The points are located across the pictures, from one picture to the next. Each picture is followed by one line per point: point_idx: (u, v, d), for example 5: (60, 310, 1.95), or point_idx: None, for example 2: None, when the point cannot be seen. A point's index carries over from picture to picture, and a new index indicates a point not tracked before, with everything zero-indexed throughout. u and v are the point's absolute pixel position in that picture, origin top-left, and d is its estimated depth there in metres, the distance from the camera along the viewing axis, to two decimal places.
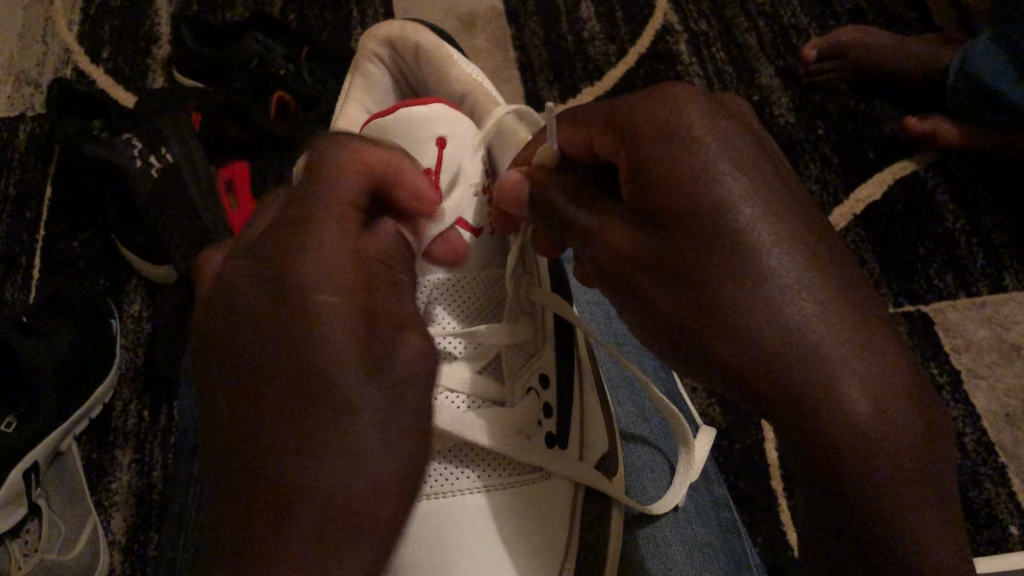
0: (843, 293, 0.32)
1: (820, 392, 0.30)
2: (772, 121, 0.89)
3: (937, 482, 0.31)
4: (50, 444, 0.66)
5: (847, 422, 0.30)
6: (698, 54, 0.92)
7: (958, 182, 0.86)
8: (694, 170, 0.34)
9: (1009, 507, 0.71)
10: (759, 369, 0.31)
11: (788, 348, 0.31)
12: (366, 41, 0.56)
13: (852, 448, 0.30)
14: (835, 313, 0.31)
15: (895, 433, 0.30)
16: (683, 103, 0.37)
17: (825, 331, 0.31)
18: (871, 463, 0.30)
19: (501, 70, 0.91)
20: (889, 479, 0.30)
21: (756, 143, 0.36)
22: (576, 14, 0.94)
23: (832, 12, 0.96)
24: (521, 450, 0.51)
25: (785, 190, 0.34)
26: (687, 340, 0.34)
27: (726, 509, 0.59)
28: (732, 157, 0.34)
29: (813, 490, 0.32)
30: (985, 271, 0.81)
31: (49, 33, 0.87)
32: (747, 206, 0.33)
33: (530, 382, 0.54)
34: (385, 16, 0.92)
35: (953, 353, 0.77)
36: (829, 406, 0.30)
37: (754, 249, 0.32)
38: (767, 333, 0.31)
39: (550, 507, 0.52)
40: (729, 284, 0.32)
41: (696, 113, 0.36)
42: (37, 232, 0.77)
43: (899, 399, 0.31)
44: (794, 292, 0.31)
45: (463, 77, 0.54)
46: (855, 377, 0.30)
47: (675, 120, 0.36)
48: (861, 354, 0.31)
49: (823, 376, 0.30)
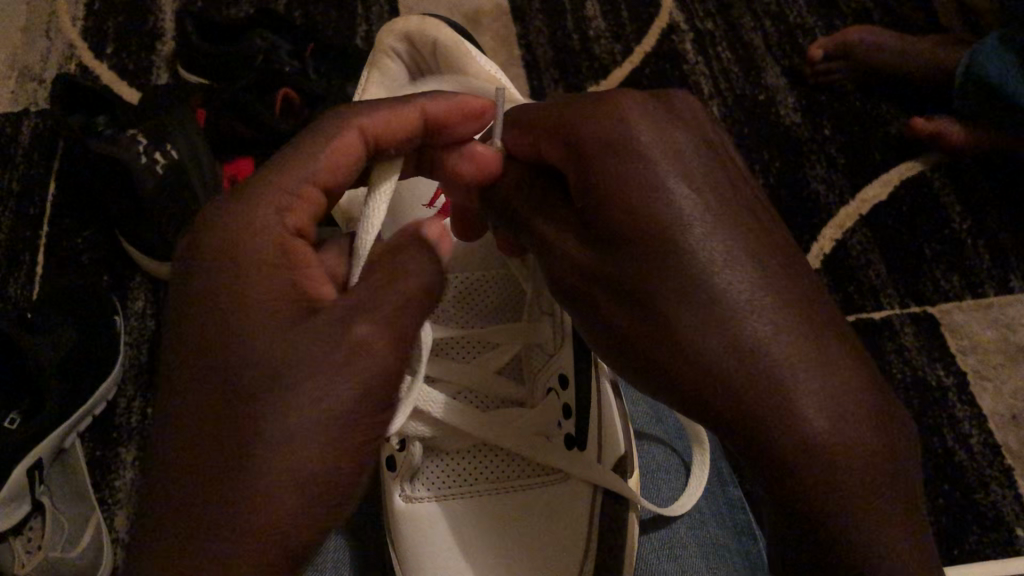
0: (785, 298, 0.33)
1: (761, 395, 0.32)
2: (778, 121, 0.89)
3: (903, 488, 0.32)
4: (55, 439, 0.65)
5: (800, 432, 0.31)
6: (704, 53, 0.92)
7: (965, 183, 0.86)
8: (631, 176, 0.36)
9: (1014, 510, 0.71)
10: (705, 375, 0.33)
11: (730, 354, 0.32)
12: (385, 35, 0.56)
13: (804, 458, 0.31)
14: (781, 319, 0.32)
15: (840, 431, 0.31)
16: (619, 106, 0.39)
17: (768, 336, 0.32)
18: (831, 477, 0.31)
19: (506, 69, 0.90)
20: (846, 494, 0.31)
21: (692, 132, 0.39)
22: (582, 12, 0.94)
23: (839, 12, 0.96)
24: (522, 445, 0.51)
25: (723, 184, 0.37)
26: (644, 352, 0.36)
27: (739, 511, 0.57)
28: (676, 165, 0.36)
29: (780, 506, 0.33)
30: (991, 273, 0.81)
31: (53, 28, 0.87)
32: (685, 210, 0.35)
33: (551, 384, 0.54)
34: (390, 14, 0.92)
35: (959, 355, 0.77)
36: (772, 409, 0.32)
37: (693, 256, 0.34)
38: (709, 341, 0.33)
39: (556, 510, 0.51)
40: (671, 296, 0.34)
41: (633, 116, 0.38)
42: (41, 229, 0.77)
43: (847, 397, 0.32)
44: (734, 297, 0.33)
45: (479, 72, 0.53)
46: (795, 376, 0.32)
47: (613, 123, 0.38)
48: (805, 357, 0.32)
49: (765, 379, 0.32)
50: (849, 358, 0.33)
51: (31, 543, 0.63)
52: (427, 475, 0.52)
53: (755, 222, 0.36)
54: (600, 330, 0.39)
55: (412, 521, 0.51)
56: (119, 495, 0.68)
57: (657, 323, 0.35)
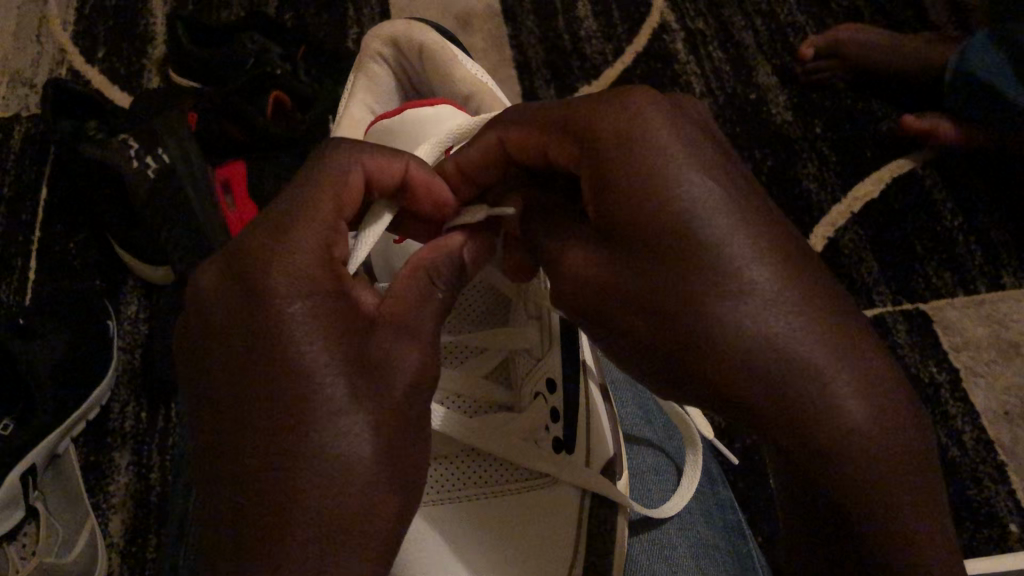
0: (816, 293, 0.31)
1: (797, 391, 0.29)
2: (769, 120, 0.89)
3: (928, 470, 0.31)
4: (49, 444, 0.65)
5: (846, 434, 0.29)
6: (696, 53, 0.92)
7: (956, 180, 0.86)
8: (646, 169, 0.33)
9: (1008, 506, 0.71)
10: (744, 385, 0.30)
11: (774, 361, 0.29)
12: (371, 40, 0.56)
13: (851, 461, 0.29)
14: (817, 316, 0.30)
15: (877, 424, 0.30)
16: (619, 91, 0.36)
17: (808, 337, 0.30)
18: (870, 474, 0.30)
19: (497, 70, 0.90)
20: (884, 482, 0.30)
21: (689, 121, 0.36)
22: (573, 13, 0.94)
23: (829, 11, 0.96)
24: (512, 454, 0.51)
25: (733, 174, 0.34)
26: (656, 349, 0.32)
27: (729, 511, 0.58)
28: (688, 153, 0.33)
29: (818, 507, 0.31)
30: (983, 269, 0.81)
31: (44, 34, 0.87)
32: (707, 203, 0.32)
33: (539, 388, 0.54)
34: (381, 16, 0.92)
35: (952, 351, 0.77)
36: (812, 405, 0.29)
37: (722, 252, 0.31)
38: (741, 335, 0.30)
39: (544, 514, 0.51)
40: (696, 289, 0.31)
41: (639, 101, 0.35)
42: (32, 234, 0.77)
43: (877, 386, 0.30)
44: (771, 296, 0.30)
45: (467, 77, 0.53)
46: (834, 369, 0.29)
47: (619, 107, 0.35)
48: (844, 356, 0.30)
49: (811, 386, 0.29)
50: (873, 350, 0.31)
51: (25, 550, 0.64)
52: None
53: (771, 215, 0.33)
54: (604, 341, 0.35)
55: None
56: (114, 500, 0.68)
57: (676, 318, 0.31)
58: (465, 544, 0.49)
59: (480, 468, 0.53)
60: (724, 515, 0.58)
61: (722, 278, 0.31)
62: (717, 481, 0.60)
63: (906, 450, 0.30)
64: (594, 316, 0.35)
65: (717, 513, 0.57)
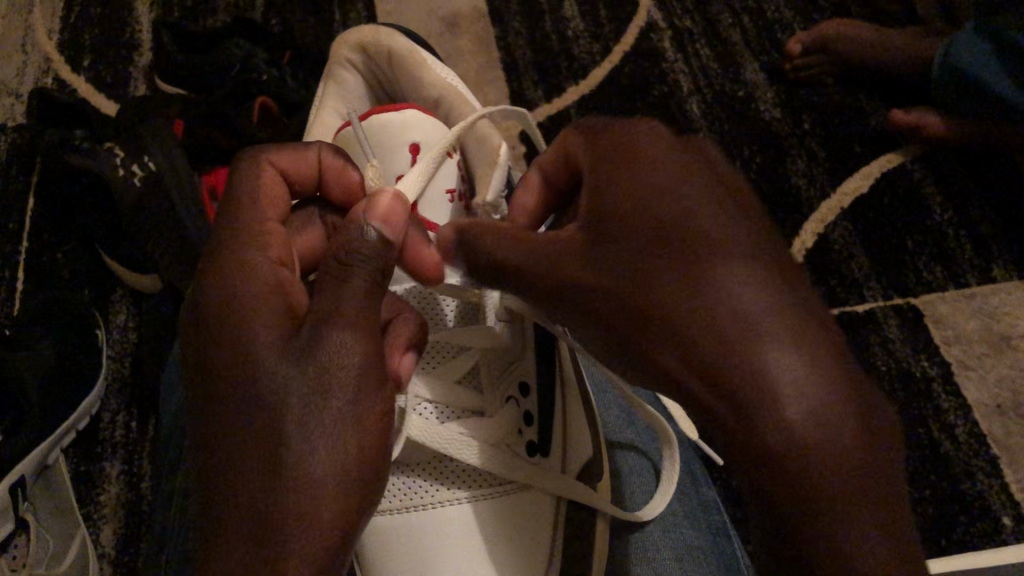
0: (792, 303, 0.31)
1: (743, 371, 0.30)
2: (758, 116, 0.89)
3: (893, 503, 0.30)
4: (39, 454, 0.65)
5: (793, 440, 0.29)
6: (683, 51, 0.92)
7: (945, 173, 0.86)
8: (645, 182, 0.35)
9: (1002, 499, 0.71)
10: (700, 374, 0.31)
11: (727, 355, 0.30)
12: (340, 47, 0.56)
13: (797, 467, 0.29)
14: (783, 322, 0.30)
15: (822, 414, 0.29)
16: (644, 125, 0.38)
17: (767, 337, 0.30)
18: (819, 486, 0.29)
19: (484, 71, 0.90)
20: (839, 503, 0.29)
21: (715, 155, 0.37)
22: (559, 13, 0.94)
23: (816, 7, 0.96)
24: (502, 461, 0.50)
25: (742, 196, 0.35)
26: (625, 336, 0.34)
27: (713, 511, 0.58)
28: (693, 172, 0.35)
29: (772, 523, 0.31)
30: (974, 263, 0.81)
31: (29, 44, 0.86)
32: (698, 213, 0.34)
33: (512, 391, 0.53)
34: (367, 20, 0.92)
35: (944, 345, 0.77)
36: (756, 385, 0.30)
37: (698, 255, 0.32)
38: (696, 318, 0.31)
39: (528, 521, 0.52)
40: (658, 278, 0.33)
41: (656, 132, 0.38)
42: (20, 245, 0.77)
43: (834, 376, 0.30)
44: (736, 297, 0.31)
45: (436, 80, 0.53)
46: (781, 350, 0.30)
47: (636, 137, 0.38)
48: (805, 362, 0.30)
49: (760, 383, 0.30)
50: (852, 369, 0.30)
51: (16, 562, 0.63)
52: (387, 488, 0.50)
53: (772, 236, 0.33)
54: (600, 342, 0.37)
55: (376, 535, 0.49)
56: (105, 510, 0.68)
57: (644, 311, 0.33)
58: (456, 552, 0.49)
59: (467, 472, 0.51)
60: (710, 517, 0.57)
61: (685, 268, 0.32)
62: (703, 483, 0.59)
63: (861, 444, 0.29)
64: (576, 313, 0.37)
65: (701, 515, 0.56)
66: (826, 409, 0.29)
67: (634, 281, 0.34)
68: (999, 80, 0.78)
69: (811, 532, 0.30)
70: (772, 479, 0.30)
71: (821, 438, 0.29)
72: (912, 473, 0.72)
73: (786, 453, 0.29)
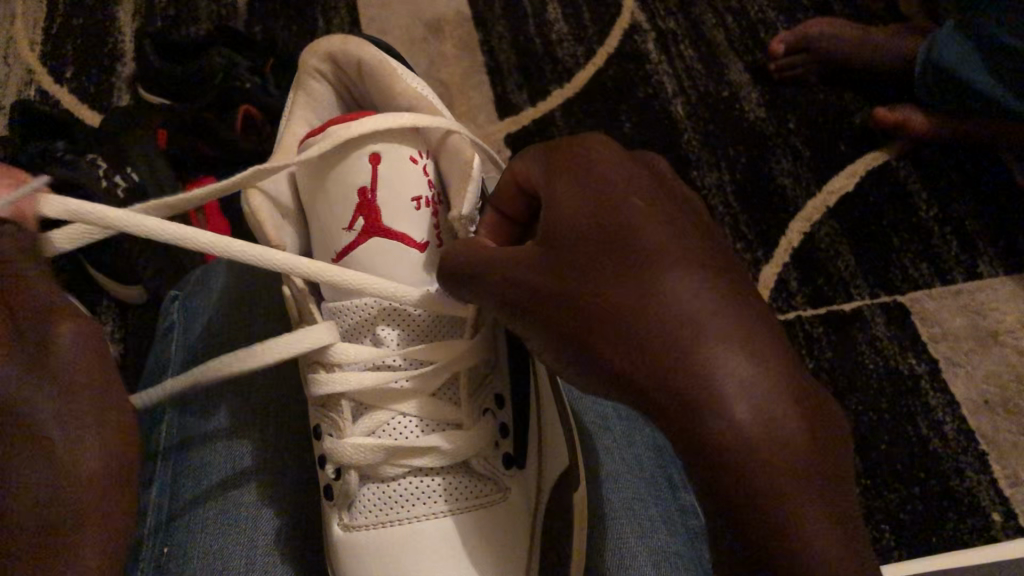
0: (734, 302, 0.31)
1: (686, 362, 0.30)
2: (742, 116, 0.89)
3: (842, 500, 0.29)
4: None
5: (743, 434, 0.29)
6: (667, 52, 0.92)
7: (930, 170, 0.86)
8: (589, 192, 0.36)
9: (991, 496, 0.71)
10: (651, 374, 0.31)
11: (675, 353, 0.31)
12: (307, 57, 0.55)
13: (745, 464, 0.29)
14: (728, 320, 0.31)
15: (773, 414, 0.29)
16: (584, 137, 0.39)
17: (711, 334, 0.30)
18: (766, 480, 0.29)
19: (469, 75, 0.90)
20: (787, 498, 0.28)
21: (655, 169, 0.38)
22: (543, 16, 0.94)
23: (800, 6, 0.96)
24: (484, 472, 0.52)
25: (684, 208, 0.36)
26: (569, 348, 0.35)
27: (691, 515, 0.57)
28: (636, 183, 0.36)
29: (721, 526, 0.30)
30: (960, 259, 0.81)
31: (12, 56, 0.86)
32: (643, 218, 0.34)
33: (488, 404, 0.54)
34: (351, 26, 0.92)
35: (930, 343, 0.77)
36: (704, 387, 0.30)
37: (644, 259, 0.33)
38: (642, 325, 0.32)
39: (514, 525, 0.51)
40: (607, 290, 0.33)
41: (596, 143, 0.39)
42: None
43: (782, 377, 0.30)
44: (681, 299, 0.32)
45: (406, 90, 0.53)
46: (729, 350, 0.30)
47: (580, 149, 0.38)
48: (748, 358, 0.30)
49: (706, 380, 0.30)
50: (799, 369, 0.31)
51: None
52: (362, 503, 0.51)
53: (714, 242, 0.34)
54: (551, 351, 0.36)
55: (350, 550, 0.50)
56: None
57: (597, 318, 0.33)
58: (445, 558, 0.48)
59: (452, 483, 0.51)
60: (687, 522, 0.57)
61: (631, 275, 0.33)
62: (678, 488, 0.59)
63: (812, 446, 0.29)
64: (526, 326, 0.37)
65: (677, 521, 0.56)
66: (775, 411, 0.29)
67: (584, 291, 0.34)
68: (979, 77, 0.78)
69: (762, 533, 0.29)
70: (723, 478, 0.29)
71: (769, 438, 0.29)
72: (898, 471, 0.72)
73: (736, 454, 0.29)
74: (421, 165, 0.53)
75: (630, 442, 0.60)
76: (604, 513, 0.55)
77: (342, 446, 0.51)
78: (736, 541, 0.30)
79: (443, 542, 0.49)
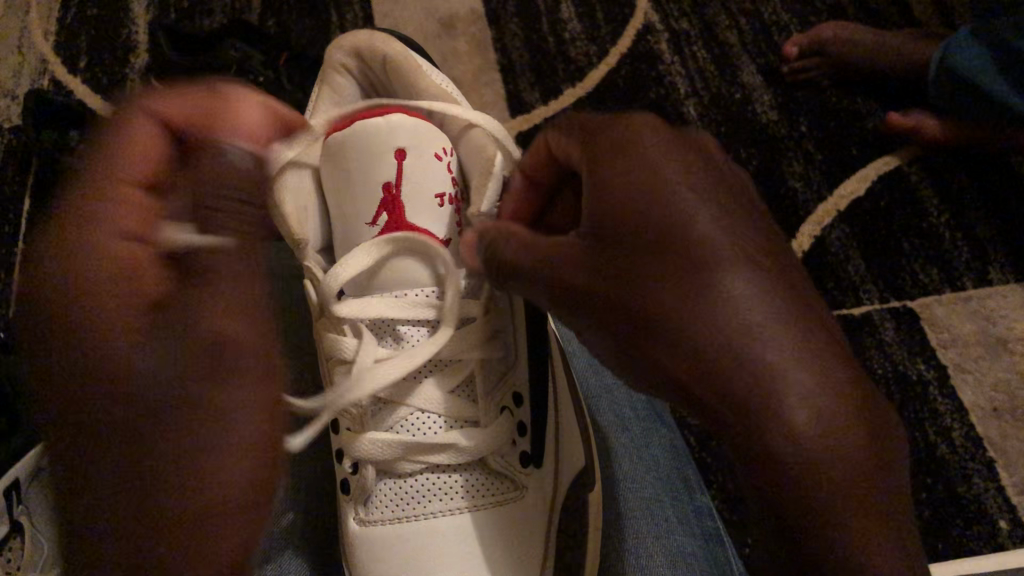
0: (791, 309, 0.33)
1: (747, 373, 0.32)
2: (755, 119, 0.89)
3: (890, 505, 0.32)
4: (35, 456, 0.65)
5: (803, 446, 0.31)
6: (680, 53, 0.92)
7: (943, 176, 0.85)
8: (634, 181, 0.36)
9: (998, 502, 0.71)
10: (703, 373, 0.33)
11: (727, 357, 0.32)
12: (333, 51, 0.55)
13: (801, 474, 0.31)
14: (786, 330, 0.32)
15: (823, 409, 0.31)
16: (635, 117, 0.40)
17: (771, 345, 0.32)
18: (822, 489, 0.31)
19: (481, 73, 0.90)
20: (838, 504, 0.31)
21: (701, 153, 0.39)
22: (556, 15, 0.94)
23: (813, 8, 0.96)
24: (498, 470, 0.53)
25: (733, 197, 0.37)
26: (615, 338, 0.37)
27: (707, 516, 0.57)
28: (687, 174, 0.36)
29: (773, 525, 0.33)
30: (970, 265, 0.81)
31: (26, 45, 0.86)
32: (694, 212, 0.35)
33: (505, 401, 0.54)
34: (364, 22, 0.92)
35: (940, 348, 0.77)
36: (756, 383, 0.32)
37: (697, 259, 0.34)
38: (692, 323, 0.33)
39: (527, 522, 0.52)
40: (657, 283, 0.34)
41: (645, 125, 0.39)
42: (16, 246, 0.77)
43: (835, 369, 0.32)
44: (735, 302, 0.33)
45: (432, 88, 0.53)
46: (791, 362, 0.32)
47: (630, 132, 0.39)
48: (807, 371, 0.31)
49: (765, 391, 0.31)
50: (854, 377, 0.32)
51: None
52: (378, 495, 0.51)
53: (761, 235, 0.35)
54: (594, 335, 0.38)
55: (367, 543, 0.50)
56: None
57: (650, 315, 0.35)
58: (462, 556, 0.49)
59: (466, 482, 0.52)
60: (703, 522, 0.56)
61: (680, 270, 0.34)
62: (694, 490, 0.59)
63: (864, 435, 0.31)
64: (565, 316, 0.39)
65: (693, 520, 0.56)
66: (826, 408, 0.31)
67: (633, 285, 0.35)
68: (993, 80, 0.78)
69: (816, 536, 0.32)
70: (783, 483, 0.32)
71: (826, 450, 0.31)
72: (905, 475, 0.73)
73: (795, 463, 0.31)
74: (444, 160, 0.53)
75: (648, 442, 0.60)
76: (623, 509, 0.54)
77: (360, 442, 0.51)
78: (790, 538, 0.32)
79: (462, 537, 0.50)
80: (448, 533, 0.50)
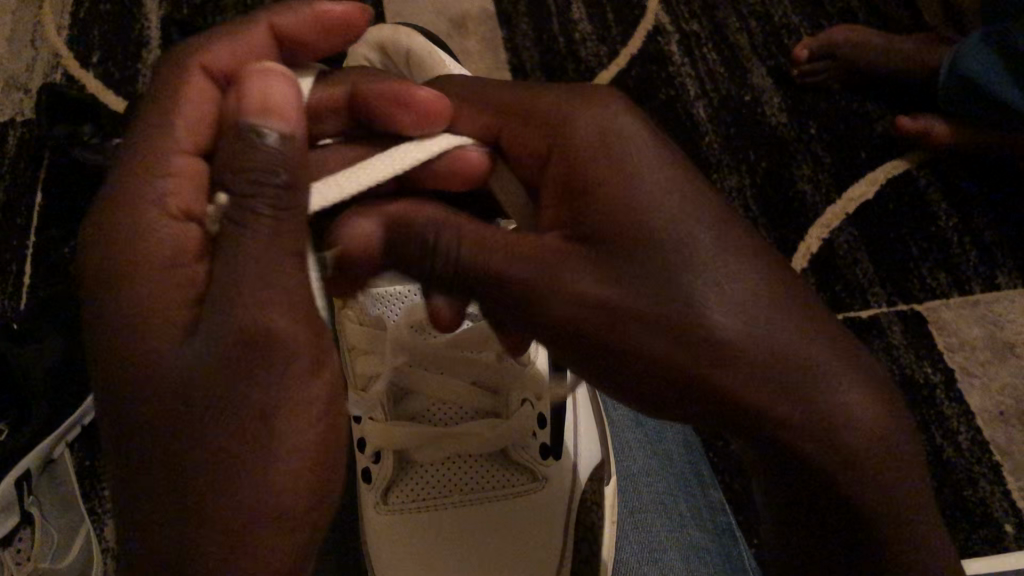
0: (813, 316, 0.38)
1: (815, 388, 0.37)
2: (764, 121, 0.89)
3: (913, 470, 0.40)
4: (46, 447, 0.65)
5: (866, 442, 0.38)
6: (690, 55, 0.92)
7: (952, 180, 0.86)
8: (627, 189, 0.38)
9: (1004, 506, 0.71)
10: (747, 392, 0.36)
11: (767, 370, 0.36)
12: (360, 45, 0.57)
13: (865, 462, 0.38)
14: (828, 340, 0.38)
15: (879, 433, 0.38)
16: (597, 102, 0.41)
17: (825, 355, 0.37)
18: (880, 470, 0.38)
19: (492, 72, 0.90)
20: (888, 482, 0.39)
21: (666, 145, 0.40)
22: (567, 15, 0.94)
23: (824, 11, 0.96)
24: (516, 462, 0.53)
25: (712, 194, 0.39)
26: (612, 349, 0.38)
27: (719, 513, 0.57)
28: (671, 177, 0.39)
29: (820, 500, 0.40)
30: (978, 269, 0.81)
31: (39, 38, 0.86)
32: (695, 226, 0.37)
33: (525, 394, 0.54)
34: (376, 20, 0.92)
35: (948, 352, 0.77)
36: (822, 407, 0.37)
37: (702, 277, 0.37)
38: (743, 353, 0.36)
39: (540, 515, 0.51)
40: (702, 314, 0.36)
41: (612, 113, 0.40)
42: (28, 239, 0.77)
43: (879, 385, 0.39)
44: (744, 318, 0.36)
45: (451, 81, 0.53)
46: (838, 378, 0.37)
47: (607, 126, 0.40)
48: (850, 374, 0.38)
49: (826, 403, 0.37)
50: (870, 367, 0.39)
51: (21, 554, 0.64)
52: (400, 487, 0.53)
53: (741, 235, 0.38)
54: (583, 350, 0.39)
55: (389, 534, 0.52)
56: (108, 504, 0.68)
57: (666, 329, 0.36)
58: (469, 548, 0.50)
59: (478, 476, 0.53)
60: (715, 519, 0.57)
61: (730, 301, 0.36)
62: (707, 487, 0.59)
63: (907, 449, 0.39)
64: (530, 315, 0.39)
65: (706, 517, 0.56)
66: (880, 430, 0.38)
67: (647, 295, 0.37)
68: (1002, 83, 0.78)
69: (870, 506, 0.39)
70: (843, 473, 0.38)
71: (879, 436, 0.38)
72: None
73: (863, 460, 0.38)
74: None
75: (661, 438, 0.60)
76: (635, 507, 0.55)
77: (377, 429, 0.52)
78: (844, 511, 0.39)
79: (476, 530, 0.51)
80: (461, 526, 0.51)
